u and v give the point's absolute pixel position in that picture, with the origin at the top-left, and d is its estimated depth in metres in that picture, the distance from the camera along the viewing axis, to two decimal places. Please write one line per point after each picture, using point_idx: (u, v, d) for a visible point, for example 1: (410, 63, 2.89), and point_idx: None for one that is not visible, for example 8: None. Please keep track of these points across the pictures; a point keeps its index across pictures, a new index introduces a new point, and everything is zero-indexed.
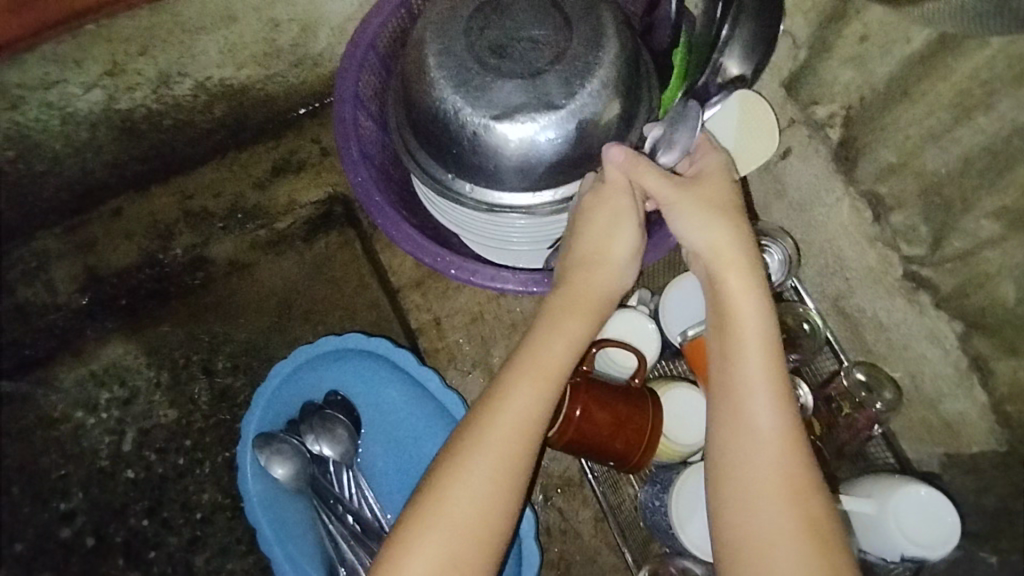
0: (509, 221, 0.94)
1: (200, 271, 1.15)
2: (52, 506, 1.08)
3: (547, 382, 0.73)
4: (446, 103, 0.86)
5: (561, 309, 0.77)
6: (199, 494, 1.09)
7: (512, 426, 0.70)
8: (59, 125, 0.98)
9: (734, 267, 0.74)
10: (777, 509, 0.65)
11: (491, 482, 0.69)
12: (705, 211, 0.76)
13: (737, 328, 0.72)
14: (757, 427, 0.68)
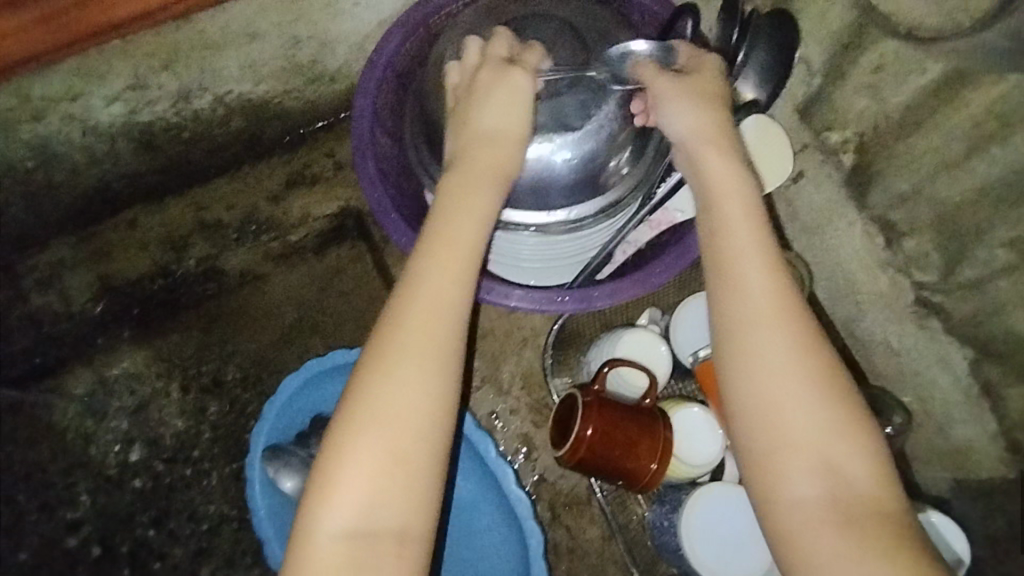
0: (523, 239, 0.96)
1: (212, 282, 1.16)
2: (58, 514, 1.08)
3: (433, 322, 0.69)
4: None
5: (444, 244, 0.73)
6: (205, 505, 1.09)
7: (426, 317, 0.69)
8: (80, 136, 1.00)
9: (715, 146, 0.76)
10: (789, 367, 0.65)
11: (413, 384, 0.66)
12: (689, 95, 0.79)
13: (719, 201, 0.73)
14: (754, 290, 0.68)
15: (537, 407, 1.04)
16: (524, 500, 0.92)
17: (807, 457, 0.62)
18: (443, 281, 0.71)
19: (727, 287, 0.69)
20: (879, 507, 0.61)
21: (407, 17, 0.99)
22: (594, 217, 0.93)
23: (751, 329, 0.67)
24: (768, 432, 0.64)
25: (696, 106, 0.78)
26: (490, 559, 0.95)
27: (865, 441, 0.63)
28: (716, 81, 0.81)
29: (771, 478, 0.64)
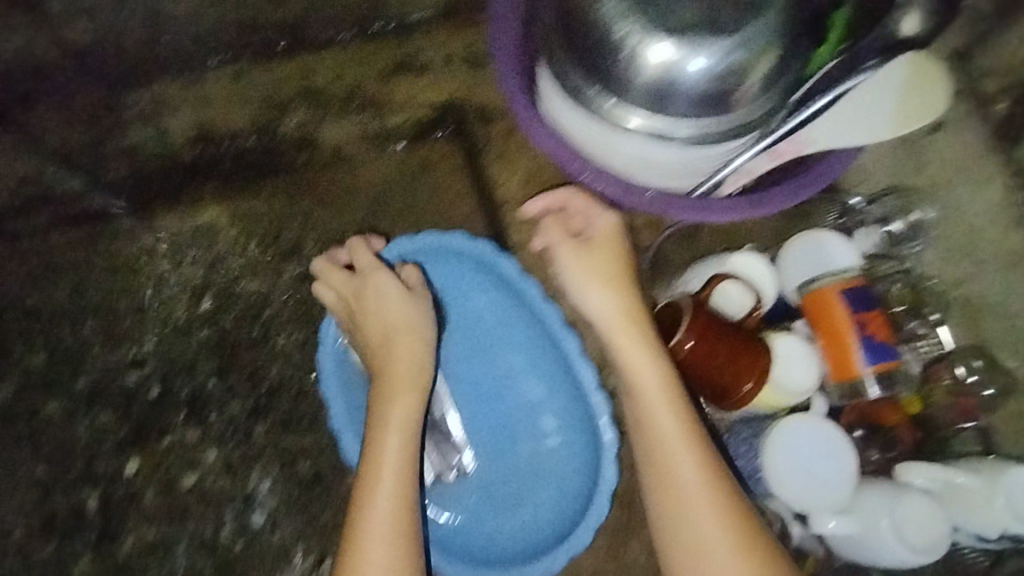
0: (644, 150, 0.94)
1: (304, 151, 1.14)
2: (121, 349, 1.08)
3: (395, 481, 0.84)
4: (611, 13, 0.85)
5: (392, 414, 0.87)
6: (269, 365, 1.09)
7: (400, 456, 0.85)
8: None
9: (620, 321, 0.83)
10: (715, 544, 0.74)
11: (396, 501, 0.83)
12: (584, 276, 0.86)
13: (624, 362, 0.81)
14: (684, 485, 0.76)
15: None
16: (603, 404, 0.92)
17: (708, 538, 0.74)
18: (402, 430, 0.86)
19: (653, 461, 0.79)
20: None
21: None
22: (721, 135, 0.92)
23: (667, 459, 0.77)
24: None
25: (602, 286, 0.85)
26: (560, 463, 0.97)
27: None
28: (617, 243, 0.88)
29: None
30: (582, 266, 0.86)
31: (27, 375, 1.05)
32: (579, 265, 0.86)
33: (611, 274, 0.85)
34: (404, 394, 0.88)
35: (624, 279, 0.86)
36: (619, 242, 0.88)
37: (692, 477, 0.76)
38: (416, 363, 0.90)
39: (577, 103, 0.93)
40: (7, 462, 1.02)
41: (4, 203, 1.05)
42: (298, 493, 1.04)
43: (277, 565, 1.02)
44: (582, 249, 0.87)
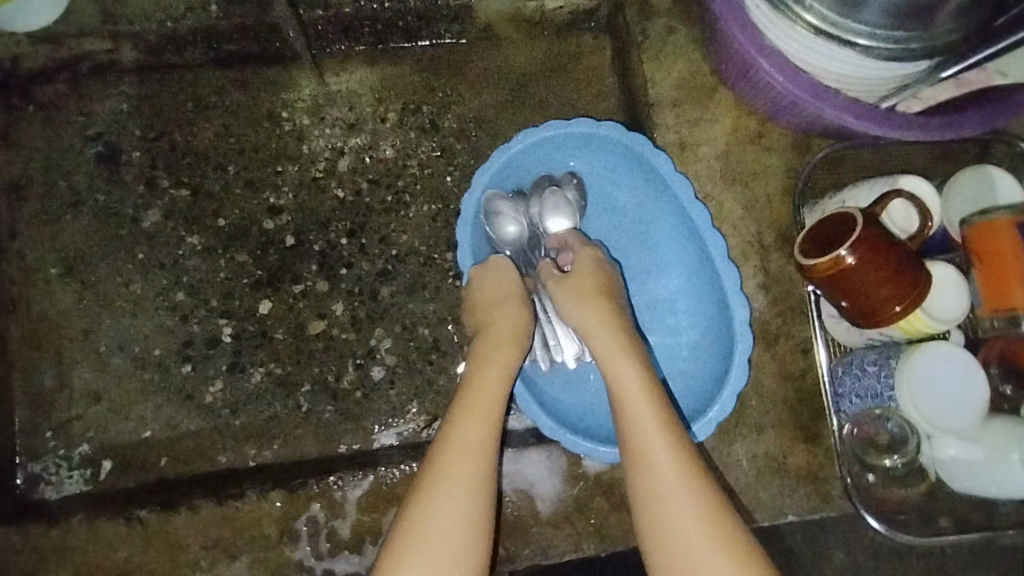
0: (822, 53, 0.94)
1: (457, 24, 1.13)
2: (261, 197, 1.11)
3: (473, 459, 0.81)
4: None
5: (488, 366, 0.88)
6: (399, 232, 1.12)
7: (473, 432, 0.82)
8: None
9: (588, 306, 0.91)
10: (689, 527, 0.75)
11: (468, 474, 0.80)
12: (582, 291, 0.92)
13: (609, 353, 0.87)
14: (658, 461, 0.79)
15: (749, 241, 1.04)
16: (743, 307, 0.92)
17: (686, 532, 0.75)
18: (493, 393, 0.86)
19: (632, 455, 0.81)
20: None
21: None
22: (906, 55, 0.91)
23: (648, 455, 0.80)
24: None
25: (601, 299, 0.91)
26: (685, 361, 1.02)
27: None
28: (595, 273, 0.94)
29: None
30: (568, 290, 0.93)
31: (174, 206, 1.09)
32: (577, 308, 0.91)
33: (590, 280, 0.93)
34: (504, 350, 0.90)
35: (607, 295, 0.92)
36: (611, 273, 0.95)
37: (667, 461, 0.79)
38: (510, 338, 0.91)
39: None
40: (150, 286, 1.07)
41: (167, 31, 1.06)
42: (417, 355, 1.09)
43: (391, 417, 1.07)
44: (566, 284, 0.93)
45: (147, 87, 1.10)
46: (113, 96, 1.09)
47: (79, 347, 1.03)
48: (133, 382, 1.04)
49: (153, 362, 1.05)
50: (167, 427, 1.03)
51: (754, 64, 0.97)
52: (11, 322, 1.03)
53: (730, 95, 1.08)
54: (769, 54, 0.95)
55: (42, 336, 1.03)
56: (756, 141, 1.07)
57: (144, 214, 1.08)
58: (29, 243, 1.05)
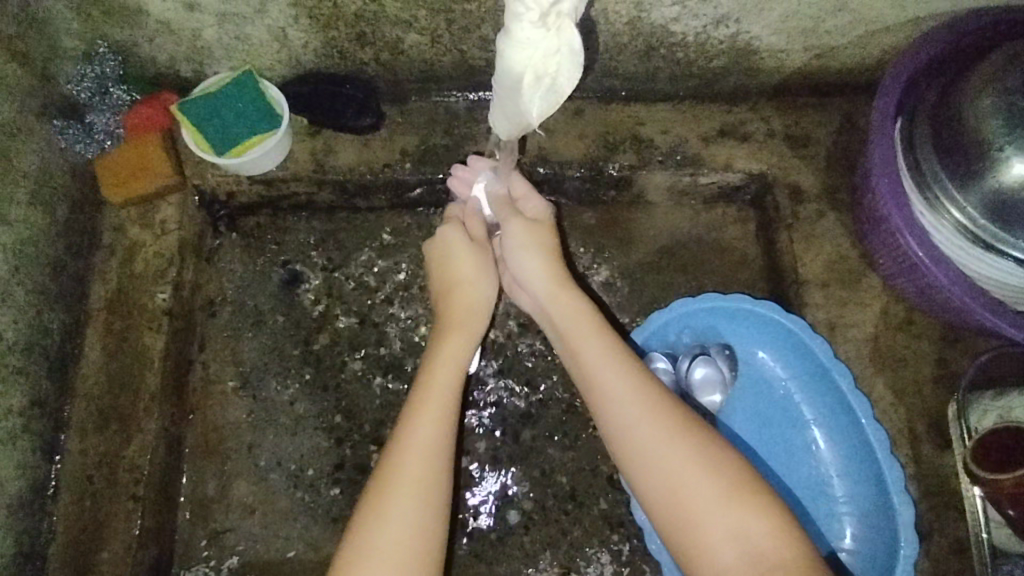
0: (985, 265, 1.00)
1: (615, 189, 1.23)
2: (420, 330, 1.18)
3: (430, 439, 0.87)
4: (1004, 150, 0.93)
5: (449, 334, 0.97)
6: (543, 377, 1.15)
7: (437, 413, 0.89)
8: (624, 24, 1.06)
9: (590, 334, 0.94)
10: (731, 555, 0.75)
11: (428, 450, 0.86)
12: (525, 240, 1.00)
13: (574, 331, 0.95)
14: (687, 488, 0.78)
15: (903, 429, 1.04)
16: (907, 508, 0.94)
17: (728, 564, 0.74)
18: (450, 361, 0.94)
19: (654, 491, 0.81)
20: (803, 562, 0.74)
21: (951, 27, 1.04)
22: None
23: (681, 485, 0.79)
24: (682, 527, 0.78)
25: (524, 248, 1.01)
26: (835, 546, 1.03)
27: (781, 527, 0.76)
28: (565, 288, 0.99)
29: (691, 551, 0.77)
30: (571, 320, 0.96)
31: (340, 332, 1.17)
32: (581, 343, 0.93)
33: (586, 314, 0.96)
34: (458, 326, 0.98)
35: (546, 246, 1.01)
36: (572, 298, 0.98)
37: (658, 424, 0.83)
38: (474, 295, 1.00)
39: (939, 213, 1.00)
40: (312, 406, 1.14)
41: (357, 179, 1.16)
42: (553, 503, 1.09)
43: (526, 563, 1.07)
44: (574, 317, 0.96)
45: (335, 221, 1.23)
46: (303, 229, 1.22)
47: (242, 459, 1.11)
48: (287, 498, 1.09)
49: (307, 481, 1.10)
50: (312, 547, 1.07)
51: (922, 269, 1.02)
52: (187, 429, 1.11)
53: (881, 281, 1.11)
54: (941, 264, 1.00)
55: (213, 447, 1.11)
56: (905, 327, 1.09)
57: (315, 337, 1.17)
58: (213, 355, 1.15)
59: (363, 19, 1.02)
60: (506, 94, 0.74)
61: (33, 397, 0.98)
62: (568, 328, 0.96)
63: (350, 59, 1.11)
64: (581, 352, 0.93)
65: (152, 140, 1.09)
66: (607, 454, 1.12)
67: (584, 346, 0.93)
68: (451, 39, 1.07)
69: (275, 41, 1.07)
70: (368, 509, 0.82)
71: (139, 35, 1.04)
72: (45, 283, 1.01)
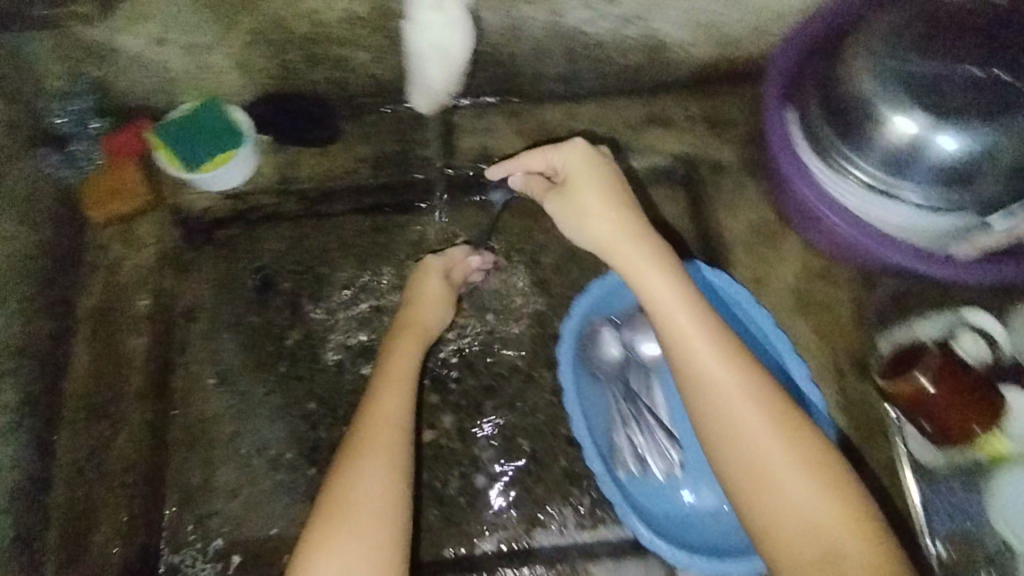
0: (880, 209, 1.11)
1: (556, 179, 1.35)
2: (385, 319, 1.28)
3: (393, 429, 0.95)
4: (874, 103, 1.05)
5: (402, 343, 1.08)
6: (501, 350, 1.24)
7: (397, 408, 0.98)
8: (544, 29, 1.19)
9: (671, 289, 0.87)
10: (796, 532, 0.76)
11: (393, 438, 0.94)
12: (603, 202, 0.94)
13: (656, 285, 0.88)
14: (773, 469, 0.78)
15: (829, 367, 1.13)
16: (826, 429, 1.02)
17: (801, 540, 0.75)
18: (406, 362, 1.05)
19: (735, 464, 0.79)
20: (871, 542, 0.74)
21: (832, 6, 1.17)
22: (957, 208, 1.07)
23: (764, 464, 0.78)
24: (760, 504, 0.78)
25: (602, 207, 0.94)
26: None
27: (856, 512, 0.76)
28: (649, 245, 0.91)
29: (765, 527, 0.77)
30: (643, 275, 0.89)
31: (311, 326, 1.27)
32: (660, 293, 0.87)
33: (665, 272, 0.89)
34: (410, 340, 1.09)
35: (620, 202, 0.95)
36: (653, 249, 0.91)
37: (740, 403, 0.80)
38: (427, 317, 1.14)
39: (831, 165, 1.12)
40: (288, 395, 1.22)
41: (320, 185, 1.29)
42: (517, 465, 1.17)
43: (495, 522, 1.14)
44: (652, 269, 0.89)
45: (302, 227, 1.32)
46: (272, 238, 1.31)
47: (225, 449, 1.18)
48: (269, 481, 1.16)
49: (285, 464, 1.18)
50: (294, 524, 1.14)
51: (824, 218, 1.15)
52: (171, 425, 1.19)
53: (798, 238, 1.23)
54: (837, 211, 1.13)
55: (197, 440, 1.19)
56: (824, 276, 1.20)
57: (288, 333, 1.26)
58: (194, 356, 1.24)
59: (313, 41, 1.16)
60: (416, 56, 1.04)
61: (25, 397, 1.06)
62: (648, 282, 0.89)
63: (305, 79, 1.24)
64: (660, 304, 0.87)
65: (131, 162, 1.21)
66: (564, 416, 1.20)
67: (664, 299, 0.87)
68: (393, 54, 1.20)
69: (237, 67, 1.20)
70: (335, 490, 0.89)
71: (114, 69, 1.17)
72: (34, 294, 1.10)
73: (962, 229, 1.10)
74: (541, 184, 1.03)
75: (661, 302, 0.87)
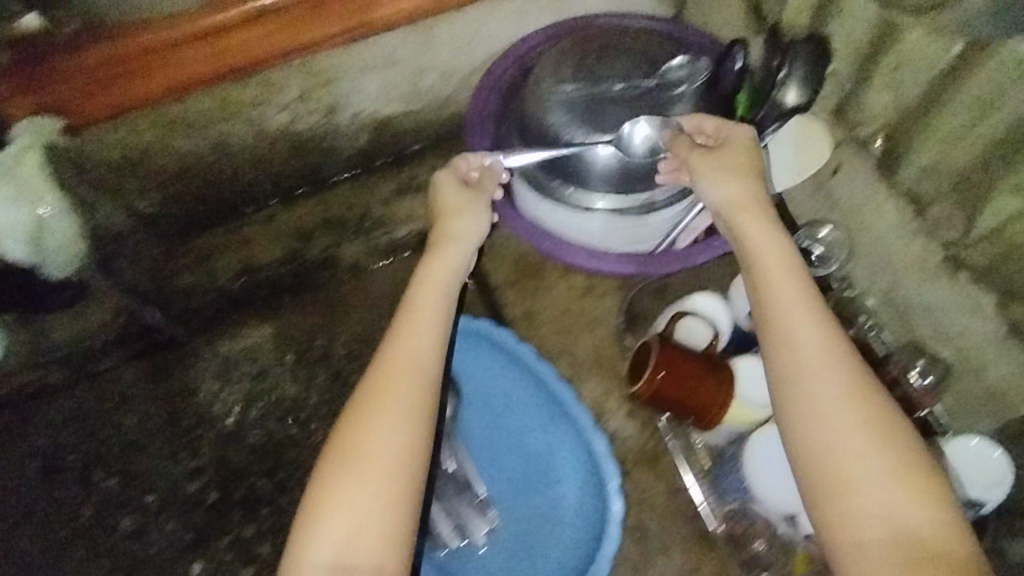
0: (602, 223, 1.11)
1: (329, 268, 1.37)
2: (184, 463, 1.24)
3: (388, 455, 0.83)
4: (556, 126, 1.06)
5: (415, 321, 0.93)
6: (308, 458, 1.23)
7: (400, 425, 0.85)
8: (252, 138, 1.19)
9: (795, 277, 0.87)
10: (883, 505, 0.73)
11: (395, 461, 0.82)
12: (720, 176, 0.96)
13: (767, 271, 0.88)
14: (840, 441, 0.77)
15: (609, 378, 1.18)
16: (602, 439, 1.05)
17: (865, 505, 0.74)
18: (405, 366, 0.88)
19: (816, 437, 0.77)
20: (938, 515, 0.73)
21: (510, 53, 1.21)
22: (666, 201, 1.09)
23: (836, 433, 0.77)
24: (835, 479, 0.75)
25: (734, 183, 0.95)
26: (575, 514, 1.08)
27: (916, 488, 0.74)
28: (762, 238, 0.91)
29: (832, 495, 0.75)
30: (780, 264, 0.88)
31: (109, 494, 1.22)
32: (776, 288, 0.87)
33: (780, 255, 0.89)
34: (413, 320, 0.93)
35: (751, 186, 0.95)
36: (788, 257, 0.88)
37: (848, 411, 0.78)
38: (447, 261, 0.99)
39: (543, 196, 1.10)
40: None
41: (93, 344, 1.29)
42: None
43: None
44: (772, 257, 0.89)
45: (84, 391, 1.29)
46: (51, 412, 1.27)
47: None
48: None
49: None
50: None
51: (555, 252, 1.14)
52: None
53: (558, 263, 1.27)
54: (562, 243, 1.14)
55: None
56: (589, 293, 1.25)
57: (84, 509, 1.21)
58: None
59: None
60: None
61: None
62: (757, 264, 0.89)
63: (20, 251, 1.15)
64: (777, 293, 0.86)
65: None
66: None
67: (789, 292, 0.86)
68: (107, 206, 1.17)
69: None
70: (322, 482, 0.82)
71: None
72: None
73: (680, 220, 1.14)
74: (709, 178, 0.96)
75: (777, 292, 0.87)
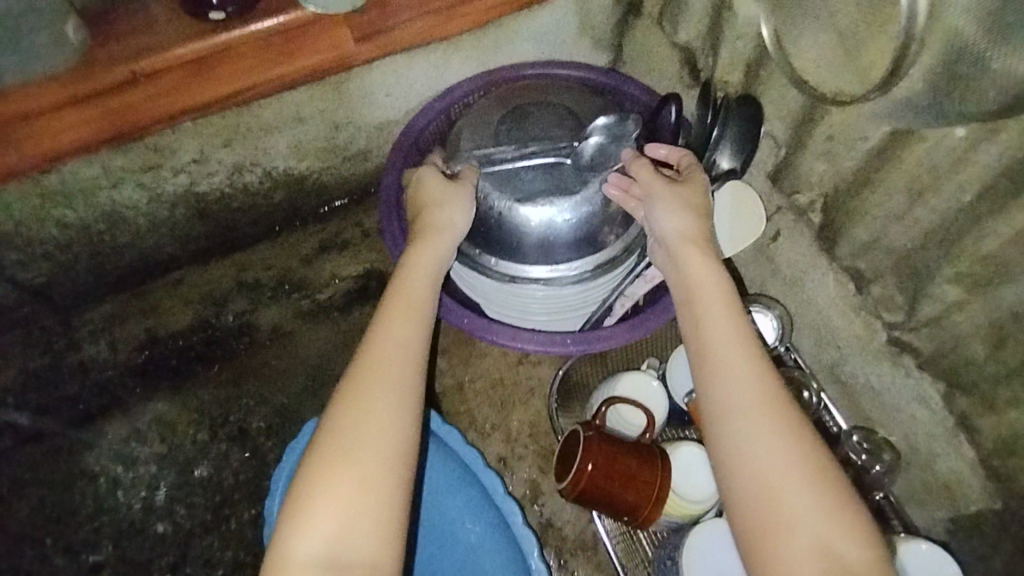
0: (530, 294, 1.03)
1: (246, 336, 1.23)
2: (81, 558, 1.10)
3: (370, 462, 0.67)
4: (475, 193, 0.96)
5: (405, 306, 0.80)
6: (221, 548, 1.13)
7: (382, 433, 0.69)
8: (146, 203, 1.09)
9: (725, 308, 0.76)
10: (813, 552, 0.60)
11: (375, 474, 0.67)
12: (673, 202, 0.85)
13: (700, 292, 0.77)
14: (776, 472, 0.64)
15: (545, 454, 1.11)
16: (531, 541, 0.95)
17: (797, 553, 0.61)
18: (392, 361, 0.74)
19: (746, 474, 0.65)
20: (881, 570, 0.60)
21: (432, 105, 1.10)
22: (597, 270, 1.02)
23: (770, 468, 0.64)
24: (763, 517, 0.63)
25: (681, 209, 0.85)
26: None
27: (857, 529, 0.62)
28: (701, 256, 0.81)
29: (765, 540, 0.62)
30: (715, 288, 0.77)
31: None
32: (711, 311, 0.75)
33: (724, 288, 0.77)
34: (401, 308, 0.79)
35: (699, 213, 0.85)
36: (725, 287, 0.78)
37: (779, 439, 0.66)
38: (439, 250, 0.88)
39: (466, 265, 1.02)
40: None
41: None
42: None
43: None
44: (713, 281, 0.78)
45: None
46: None
47: None
48: None
49: None
50: None
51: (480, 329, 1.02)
52: None
53: None
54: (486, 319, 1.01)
55: None
56: (524, 360, 1.17)
57: None
58: None
59: None
60: None
61: None
62: (695, 289, 0.78)
63: None
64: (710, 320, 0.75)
65: None
66: None
67: (723, 318, 0.75)
68: None
69: None
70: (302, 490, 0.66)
71: None
72: None
73: (616, 287, 1.03)
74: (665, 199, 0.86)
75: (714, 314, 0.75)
